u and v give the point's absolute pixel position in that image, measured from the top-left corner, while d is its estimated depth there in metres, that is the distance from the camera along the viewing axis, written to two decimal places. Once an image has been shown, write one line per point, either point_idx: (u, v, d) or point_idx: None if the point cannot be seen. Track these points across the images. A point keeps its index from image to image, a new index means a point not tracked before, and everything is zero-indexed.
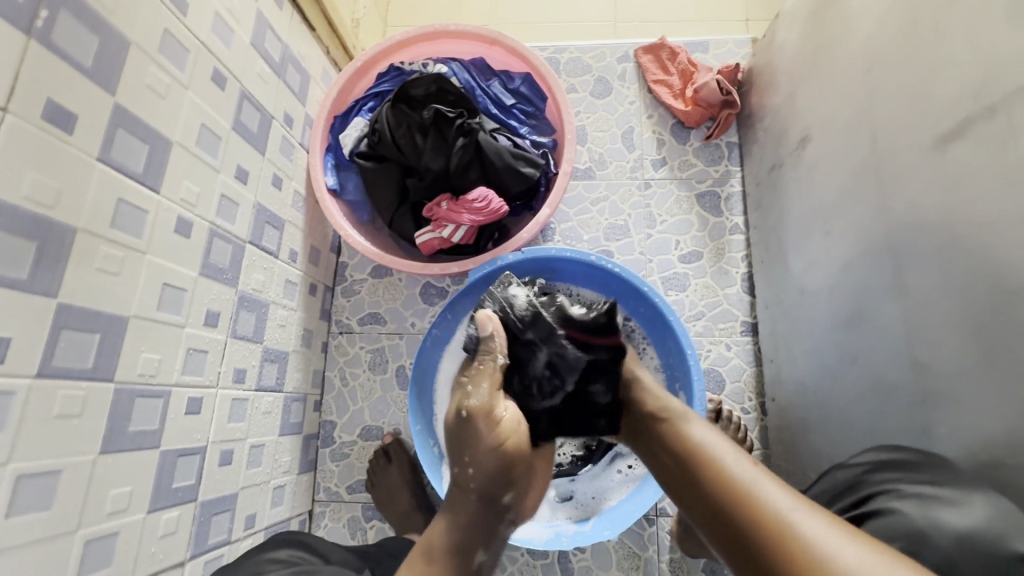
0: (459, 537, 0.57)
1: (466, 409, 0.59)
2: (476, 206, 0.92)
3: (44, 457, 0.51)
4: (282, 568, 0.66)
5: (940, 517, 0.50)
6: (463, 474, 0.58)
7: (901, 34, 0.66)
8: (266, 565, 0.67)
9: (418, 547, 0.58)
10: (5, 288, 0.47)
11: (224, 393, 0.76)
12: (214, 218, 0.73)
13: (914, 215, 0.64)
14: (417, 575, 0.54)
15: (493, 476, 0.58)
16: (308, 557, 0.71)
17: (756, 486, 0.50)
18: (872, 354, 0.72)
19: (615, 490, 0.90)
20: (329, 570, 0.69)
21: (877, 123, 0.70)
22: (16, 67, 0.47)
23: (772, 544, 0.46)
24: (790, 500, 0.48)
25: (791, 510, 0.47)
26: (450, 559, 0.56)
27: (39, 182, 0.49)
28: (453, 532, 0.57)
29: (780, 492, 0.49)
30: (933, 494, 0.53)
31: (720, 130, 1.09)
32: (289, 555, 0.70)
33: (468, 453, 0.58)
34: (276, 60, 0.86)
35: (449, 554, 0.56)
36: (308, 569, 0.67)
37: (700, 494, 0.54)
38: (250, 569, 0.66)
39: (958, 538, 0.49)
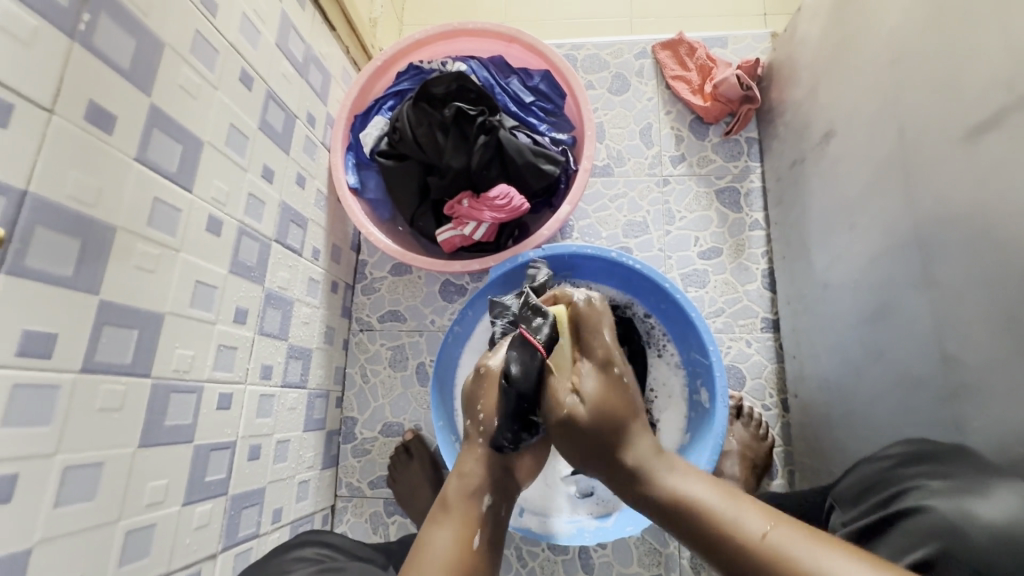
0: (472, 487, 0.62)
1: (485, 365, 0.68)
2: (497, 203, 0.92)
3: (88, 449, 0.52)
4: (307, 566, 0.67)
5: (972, 510, 0.49)
6: (476, 422, 0.66)
7: (929, 25, 0.65)
8: (291, 564, 0.67)
9: (437, 508, 0.62)
10: (52, 285, 0.48)
11: (253, 389, 0.78)
12: (242, 216, 0.74)
13: (944, 208, 0.63)
14: (444, 525, 0.59)
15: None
16: (331, 555, 0.72)
17: (748, 526, 0.47)
18: (899, 349, 0.71)
19: None
20: (354, 568, 0.70)
21: (905, 116, 0.69)
22: (60, 69, 0.48)
23: None
24: (789, 536, 0.46)
25: (794, 548, 0.44)
26: (467, 508, 0.60)
27: (83, 181, 0.50)
28: (465, 482, 0.63)
29: (809, 544, 0.44)
30: (966, 488, 0.51)
31: (739, 126, 1.09)
32: (314, 553, 0.71)
33: (479, 402, 0.66)
34: (299, 59, 0.87)
35: (465, 500, 0.61)
36: (332, 567, 0.68)
37: (726, 564, 0.47)
38: (274, 569, 0.66)
39: (992, 532, 0.47)
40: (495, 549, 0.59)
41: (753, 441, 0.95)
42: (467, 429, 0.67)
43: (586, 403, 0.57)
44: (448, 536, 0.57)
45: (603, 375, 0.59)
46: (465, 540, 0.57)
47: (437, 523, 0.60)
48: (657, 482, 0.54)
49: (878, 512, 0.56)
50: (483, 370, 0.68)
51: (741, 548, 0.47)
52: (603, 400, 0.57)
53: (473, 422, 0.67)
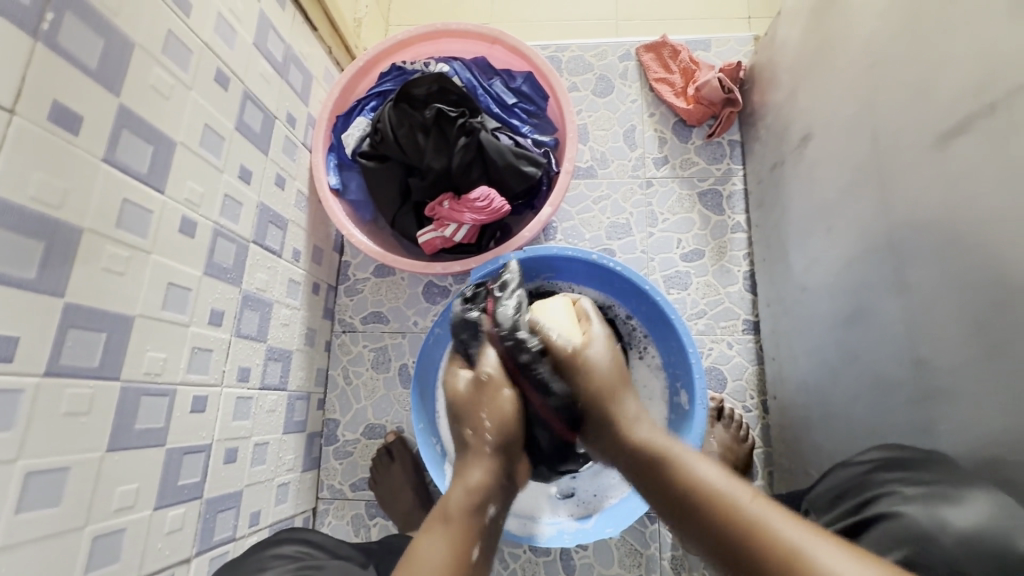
0: (474, 498, 0.59)
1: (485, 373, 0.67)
2: (478, 205, 0.92)
3: (52, 454, 0.51)
4: (285, 564, 0.67)
5: (942, 517, 0.50)
6: (479, 431, 0.64)
7: (902, 31, 0.66)
8: (269, 562, 0.67)
9: (434, 515, 0.58)
10: (13, 288, 0.47)
11: (229, 391, 0.77)
12: (218, 218, 0.74)
13: (915, 212, 0.64)
14: (440, 536, 0.55)
15: (505, 432, 0.65)
16: (314, 552, 0.72)
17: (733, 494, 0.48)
18: (874, 352, 0.72)
19: (617, 488, 0.89)
20: (332, 567, 0.70)
21: (879, 120, 0.70)
22: (22, 68, 0.48)
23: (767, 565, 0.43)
24: (771, 509, 0.46)
25: (774, 519, 0.45)
26: (469, 521, 0.57)
27: (46, 182, 0.50)
28: (469, 493, 0.59)
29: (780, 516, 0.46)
30: (938, 494, 0.52)
31: (721, 128, 1.09)
32: (296, 551, 0.71)
33: (483, 411, 0.65)
34: (279, 59, 0.87)
35: (468, 512, 0.58)
36: (311, 565, 0.68)
37: (702, 528, 0.48)
38: (252, 567, 0.66)
39: (961, 539, 0.48)
40: (486, 561, 0.57)
41: (733, 442, 0.95)
42: (466, 439, 0.65)
43: (596, 354, 0.65)
44: (442, 544, 0.54)
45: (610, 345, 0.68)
46: (462, 549, 0.55)
47: (432, 532, 0.56)
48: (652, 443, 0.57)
49: (852, 517, 0.57)
50: (482, 377, 0.67)
51: (722, 513, 0.47)
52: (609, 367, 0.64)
53: (476, 433, 0.64)
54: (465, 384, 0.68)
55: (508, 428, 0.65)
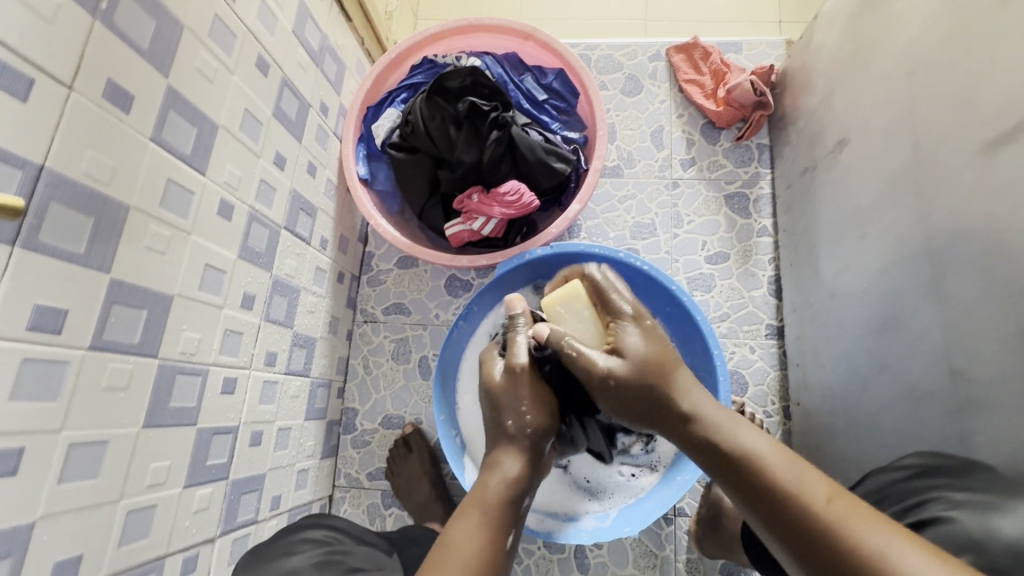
0: (511, 489, 0.56)
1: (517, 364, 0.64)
2: (508, 199, 0.92)
3: (94, 427, 0.52)
4: (313, 549, 0.66)
5: (992, 524, 0.48)
6: (519, 422, 0.60)
7: (948, 38, 0.65)
8: (298, 546, 0.67)
9: (470, 497, 0.55)
10: (62, 261, 0.48)
11: (257, 375, 0.78)
12: (254, 202, 0.74)
13: (959, 220, 0.63)
14: (476, 525, 0.52)
15: (543, 426, 0.61)
16: (340, 537, 0.72)
17: (799, 486, 0.45)
18: (907, 360, 0.71)
19: (622, 487, 0.90)
20: (359, 554, 0.69)
21: (921, 126, 0.69)
22: (81, 46, 0.48)
23: (837, 556, 0.41)
24: (854, 510, 0.42)
25: (855, 521, 0.41)
26: (507, 508, 0.54)
27: (97, 160, 0.50)
28: (507, 486, 0.56)
29: (858, 516, 0.42)
30: (990, 504, 0.51)
31: (751, 132, 1.08)
32: (325, 536, 0.70)
33: (526, 402, 0.61)
34: (315, 48, 0.87)
35: (504, 504, 0.54)
36: (340, 550, 0.68)
37: (762, 508, 0.46)
38: (280, 551, 0.65)
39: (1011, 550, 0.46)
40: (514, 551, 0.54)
41: None
42: (503, 426, 0.61)
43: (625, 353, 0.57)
44: (476, 531, 0.51)
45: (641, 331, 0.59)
46: (492, 540, 0.51)
47: (466, 519, 0.53)
48: (716, 433, 0.52)
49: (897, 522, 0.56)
50: (517, 369, 0.63)
51: (795, 505, 0.44)
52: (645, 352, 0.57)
53: (517, 425, 0.60)
54: (501, 372, 0.64)
55: (545, 413, 0.61)
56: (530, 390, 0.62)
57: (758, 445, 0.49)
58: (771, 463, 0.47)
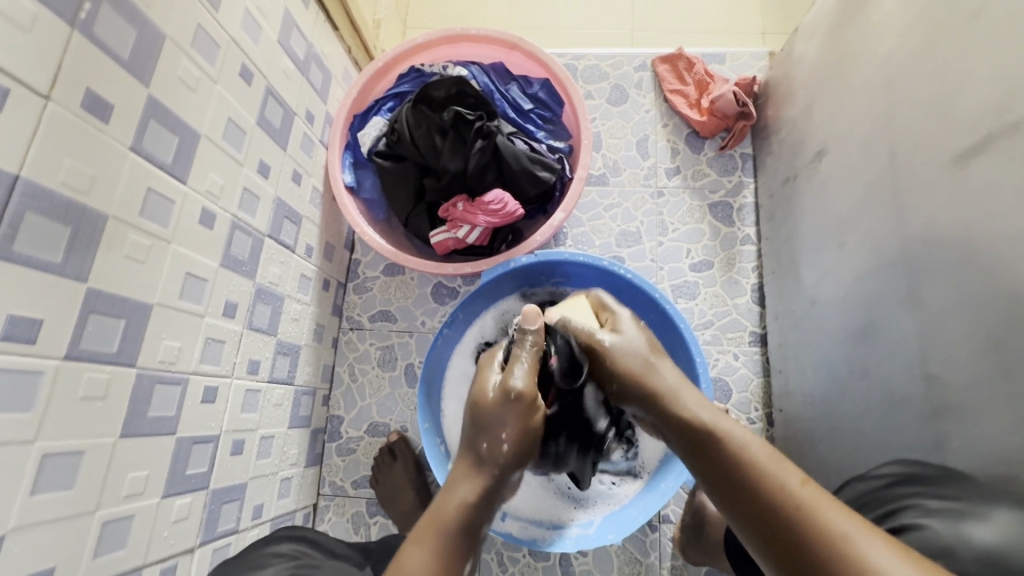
0: (470, 514, 0.55)
1: (515, 390, 0.61)
2: (492, 208, 0.93)
3: (69, 437, 0.52)
4: (283, 562, 0.66)
5: (963, 530, 0.49)
6: (495, 448, 0.58)
7: (920, 53, 0.67)
8: (270, 559, 0.66)
9: (427, 517, 0.54)
10: (38, 270, 0.48)
11: (239, 383, 0.77)
12: (236, 210, 0.74)
13: (932, 230, 0.64)
14: (432, 551, 0.51)
15: (517, 455, 0.60)
16: (310, 552, 0.71)
17: (772, 469, 0.46)
18: (884, 368, 0.72)
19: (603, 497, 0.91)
20: (328, 567, 0.69)
21: (896, 138, 0.70)
22: (59, 56, 0.48)
23: (804, 537, 0.42)
24: (823, 496, 0.43)
25: (824, 505, 0.43)
26: (463, 536, 0.53)
27: (74, 169, 0.50)
28: (466, 513, 0.55)
29: (829, 503, 0.43)
30: (963, 510, 0.51)
31: (734, 141, 1.10)
32: (292, 550, 0.70)
33: (507, 429, 0.59)
34: (301, 57, 0.88)
35: (461, 530, 0.54)
36: (308, 564, 0.67)
37: (733, 489, 0.47)
38: (251, 563, 0.65)
39: (981, 556, 0.46)
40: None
41: None
42: (477, 448, 0.59)
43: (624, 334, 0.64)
44: (432, 556, 0.50)
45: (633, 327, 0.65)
46: (448, 567, 0.50)
47: (423, 544, 0.52)
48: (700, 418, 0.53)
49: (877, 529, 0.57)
50: (512, 394, 0.61)
51: (767, 486, 0.45)
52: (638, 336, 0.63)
53: (490, 450, 0.58)
54: (493, 392, 0.62)
55: (524, 448, 0.60)
56: (516, 420, 0.60)
57: (736, 429, 0.51)
58: (748, 447, 0.49)
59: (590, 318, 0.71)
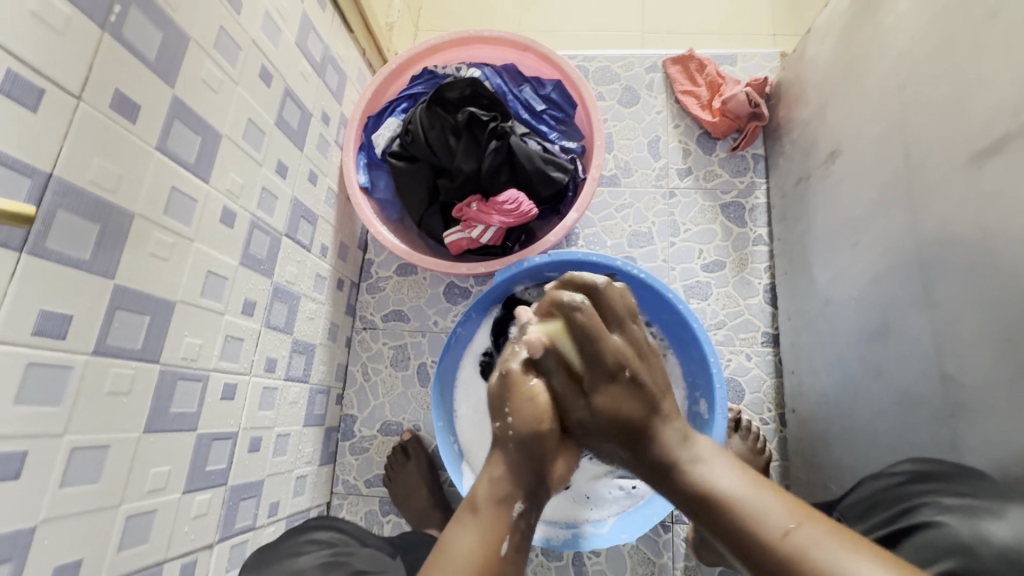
0: (500, 492, 0.57)
1: (505, 368, 0.64)
2: (506, 208, 0.93)
3: (96, 432, 0.53)
4: (319, 550, 0.67)
5: (981, 527, 0.50)
6: (504, 426, 0.61)
7: (936, 52, 0.67)
8: (304, 547, 0.67)
9: (464, 503, 0.58)
10: (69, 267, 0.49)
11: (256, 381, 0.78)
12: (255, 210, 0.75)
13: (949, 228, 0.64)
14: (470, 528, 0.54)
15: (533, 427, 0.60)
16: (346, 540, 0.72)
17: (756, 512, 0.49)
18: (899, 367, 0.72)
19: (619, 503, 0.90)
20: (364, 555, 0.70)
21: (911, 137, 0.71)
22: (90, 57, 0.49)
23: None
24: (808, 532, 0.46)
25: (812, 542, 0.45)
26: (497, 513, 0.56)
27: (103, 168, 0.51)
28: (495, 487, 0.57)
29: (816, 536, 0.46)
30: (980, 507, 0.53)
31: (746, 142, 1.10)
32: (330, 538, 0.71)
33: (507, 406, 0.61)
34: (317, 58, 0.89)
35: (495, 506, 0.56)
36: (344, 552, 0.68)
37: (730, 539, 0.50)
38: (285, 553, 0.66)
39: (1000, 554, 0.47)
40: (520, 559, 0.55)
41: (751, 454, 0.95)
42: (495, 434, 0.62)
43: (593, 409, 0.61)
44: (470, 538, 0.53)
45: (617, 381, 0.60)
46: (490, 547, 0.53)
47: (463, 525, 0.55)
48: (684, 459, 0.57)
49: (888, 528, 0.58)
50: (505, 372, 0.63)
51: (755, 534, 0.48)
52: (611, 408, 0.60)
53: (503, 427, 0.61)
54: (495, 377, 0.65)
55: (532, 418, 0.60)
56: (515, 396, 0.62)
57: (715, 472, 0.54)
58: (730, 492, 0.51)
59: None
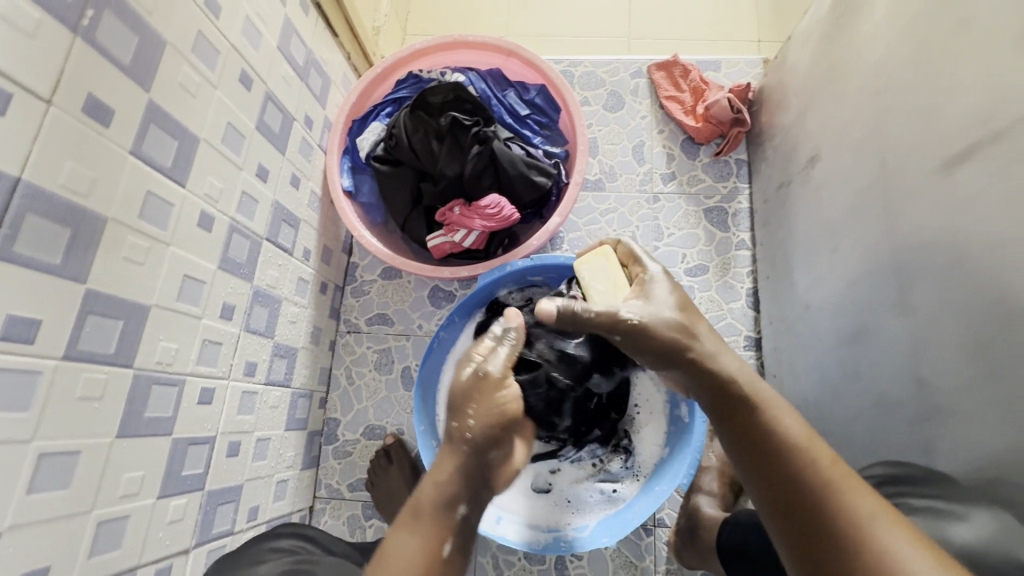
0: (446, 495, 0.56)
1: (483, 370, 0.65)
2: (488, 212, 0.93)
3: (66, 437, 0.52)
4: (282, 558, 0.67)
5: (947, 531, 0.52)
6: (460, 425, 0.61)
7: (909, 62, 0.68)
8: (266, 555, 0.67)
9: (408, 506, 0.56)
10: (38, 272, 0.49)
11: (235, 385, 0.78)
12: (235, 214, 0.75)
13: (921, 235, 0.65)
14: (412, 533, 0.53)
15: (491, 431, 0.61)
16: (309, 548, 0.72)
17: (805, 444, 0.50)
18: (874, 372, 0.73)
19: (600, 507, 0.91)
20: (327, 563, 0.69)
21: (885, 145, 0.72)
22: (61, 62, 0.49)
23: (825, 514, 0.45)
24: (847, 477, 0.47)
25: (844, 485, 0.46)
26: (440, 517, 0.55)
27: (74, 172, 0.51)
28: (441, 490, 0.56)
29: (853, 485, 0.46)
30: (946, 509, 0.54)
31: (729, 148, 1.11)
32: (292, 545, 0.71)
33: (469, 407, 0.62)
34: (300, 62, 0.89)
35: (440, 510, 0.55)
36: (306, 561, 0.67)
37: (760, 452, 0.51)
38: (250, 559, 0.66)
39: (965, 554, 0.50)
40: (462, 560, 0.55)
41: None
42: (450, 432, 0.61)
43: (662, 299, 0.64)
44: (412, 543, 0.52)
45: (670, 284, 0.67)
46: (432, 550, 0.52)
47: (405, 528, 0.54)
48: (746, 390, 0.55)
49: None
50: (482, 374, 0.65)
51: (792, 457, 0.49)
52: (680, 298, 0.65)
53: (459, 427, 0.60)
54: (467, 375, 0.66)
55: (491, 423, 0.61)
56: (483, 400, 0.63)
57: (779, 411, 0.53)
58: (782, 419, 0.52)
59: (613, 274, 0.73)
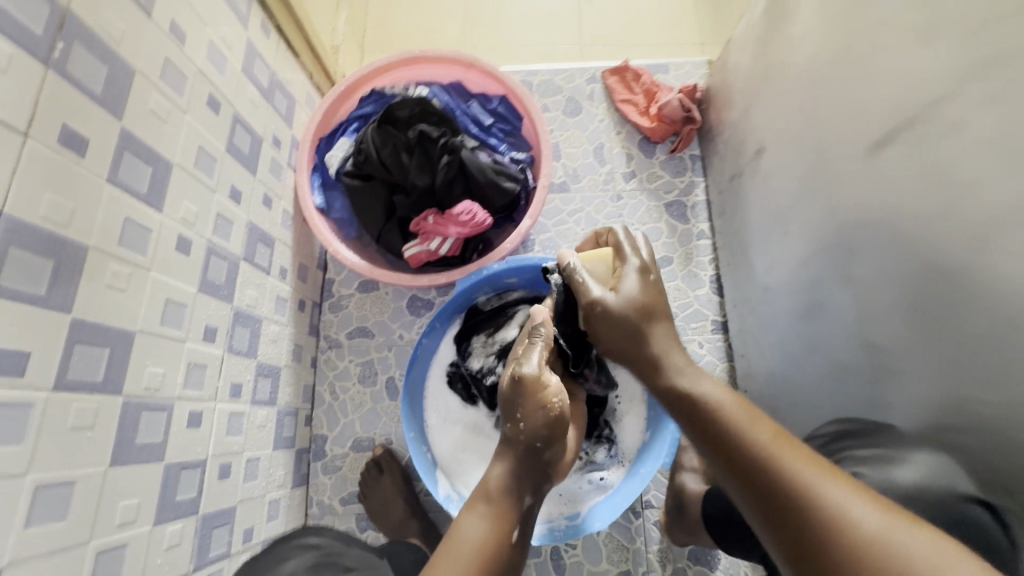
0: (509, 484, 0.61)
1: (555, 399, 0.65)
2: (462, 219, 0.96)
3: (61, 468, 0.52)
4: (308, 553, 0.68)
5: None
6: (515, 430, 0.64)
7: (835, 58, 0.75)
8: (292, 552, 0.69)
9: (475, 490, 0.61)
10: (25, 303, 0.49)
11: (222, 407, 0.78)
12: (211, 236, 0.76)
13: (859, 213, 0.72)
14: (481, 514, 0.58)
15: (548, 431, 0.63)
16: (336, 541, 0.73)
17: (748, 433, 0.52)
18: (831, 341, 0.79)
19: (589, 496, 0.94)
20: (353, 555, 0.71)
21: (821, 134, 0.78)
22: (35, 94, 0.50)
23: (779, 491, 0.47)
24: (793, 452, 0.49)
25: (792, 462, 0.48)
26: (507, 505, 0.60)
27: (55, 203, 0.52)
28: (505, 484, 0.61)
29: (801, 460, 0.48)
30: None
31: (683, 144, 1.18)
32: (319, 541, 0.72)
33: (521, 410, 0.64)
34: (264, 84, 0.90)
35: (506, 496, 0.60)
36: (333, 554, 0.69)
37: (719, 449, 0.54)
38: (275, 559, 0.68)
39: None
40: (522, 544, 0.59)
41: None
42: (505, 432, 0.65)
43: (620, 294, 0.68)
44: (482, 523, 0.57)
45: (643, 277, 0.70)
46: (500, 531, 0.57)
47: (474, 511, 0.59)
48: (688, 399, 0.59)
49: None
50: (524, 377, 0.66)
51: (741, 448, 0.52)
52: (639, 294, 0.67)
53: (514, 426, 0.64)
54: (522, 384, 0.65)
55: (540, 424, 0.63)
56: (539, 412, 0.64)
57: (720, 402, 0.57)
58: (727, 412, 0.55)
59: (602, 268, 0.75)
